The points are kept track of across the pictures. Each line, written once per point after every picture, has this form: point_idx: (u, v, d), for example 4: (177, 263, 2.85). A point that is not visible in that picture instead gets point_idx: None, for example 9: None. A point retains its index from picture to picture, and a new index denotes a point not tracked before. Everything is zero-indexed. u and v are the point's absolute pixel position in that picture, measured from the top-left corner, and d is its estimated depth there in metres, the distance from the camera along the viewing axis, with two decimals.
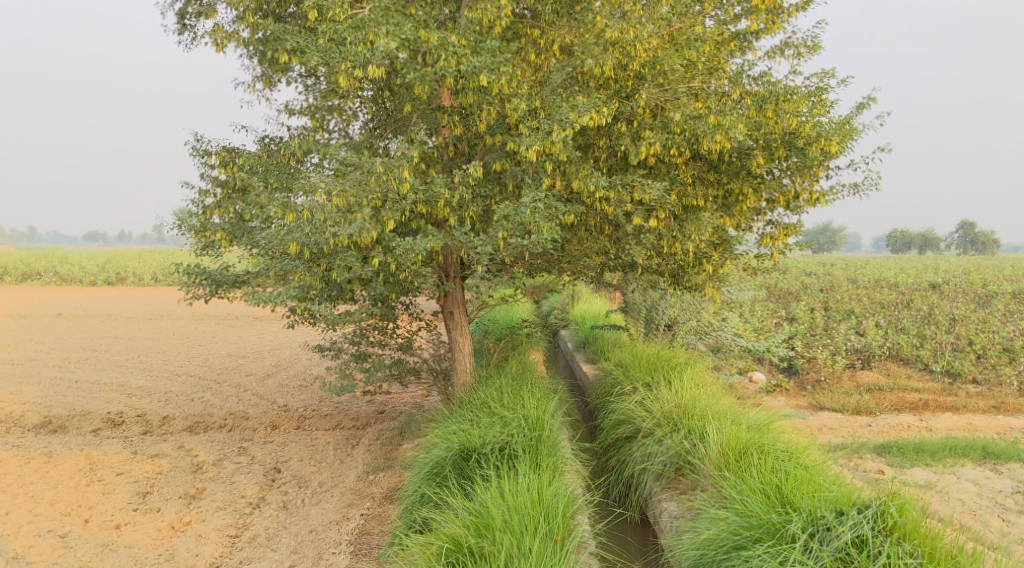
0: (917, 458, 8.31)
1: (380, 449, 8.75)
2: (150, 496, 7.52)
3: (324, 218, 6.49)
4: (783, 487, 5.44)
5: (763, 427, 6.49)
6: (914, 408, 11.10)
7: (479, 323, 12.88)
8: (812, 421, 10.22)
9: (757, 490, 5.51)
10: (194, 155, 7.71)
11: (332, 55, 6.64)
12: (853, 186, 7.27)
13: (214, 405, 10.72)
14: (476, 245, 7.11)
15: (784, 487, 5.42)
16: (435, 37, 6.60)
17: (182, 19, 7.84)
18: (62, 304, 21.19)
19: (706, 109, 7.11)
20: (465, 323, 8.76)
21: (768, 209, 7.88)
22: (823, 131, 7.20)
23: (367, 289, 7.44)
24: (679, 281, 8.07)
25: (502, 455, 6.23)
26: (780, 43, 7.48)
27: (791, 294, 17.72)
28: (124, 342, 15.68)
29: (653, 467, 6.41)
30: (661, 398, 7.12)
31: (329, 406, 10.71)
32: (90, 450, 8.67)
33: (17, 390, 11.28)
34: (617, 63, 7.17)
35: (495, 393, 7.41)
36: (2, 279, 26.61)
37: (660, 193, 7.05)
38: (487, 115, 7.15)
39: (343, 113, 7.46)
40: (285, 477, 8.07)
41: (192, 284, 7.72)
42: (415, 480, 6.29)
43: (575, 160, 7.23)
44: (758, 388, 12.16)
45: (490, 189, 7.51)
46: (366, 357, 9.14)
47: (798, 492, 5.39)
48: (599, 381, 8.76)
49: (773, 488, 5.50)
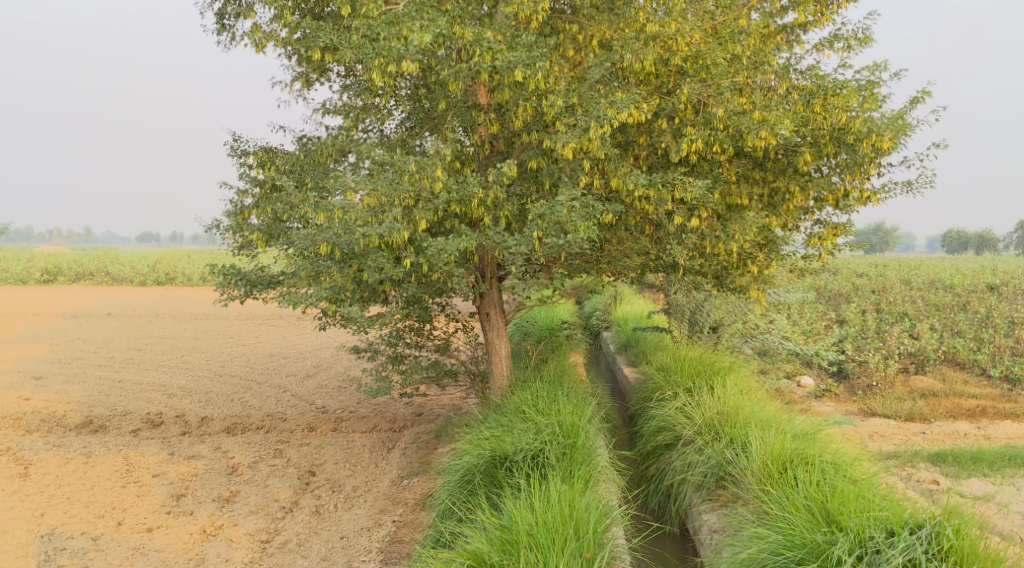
0: (974, 469, 7.88)
1: (416, 452, 8.63)
2: (183, 498, 7.53)
3: (355, 218, 6.38)
4: (829, 504, 5.14)
5: (810, 437, 6.18)
6: (971, 415, 10.58)
7: (519, 324, 12.68)
8: (863, 427, 9.79)
9: (801, 506, 5.22)
10: (232, 155, 7.69)
11: (365, 52, 6.52)
12: (907, 183, 7.00)
13: (253, 406, 10.75)
14: (510, 245, 6.94)
15: (830, 504, 5.13)
16: (470, 33, 6.46)
17: (222, 19, 7.83)
18: (112, 304, 21.67)
19: (750, 105, 6.83)
20: (503, 324, 8.58)
21: (816, 208, 7.56)
22: (874, 127, 6.79)
23: (400, 290, 7.32)
24: (722, 283, 7.78)
25: (534, 463, 6.05)
26: (829, 35, 7.14)
27: (842, 296, 17.15)
28: (169, 342, 15.90)
29: (693, 477, 6.16)
30: (702, 405, 6.85)
31: (366, 408, 10.64)
32: (128, 451, 8.75)
33: (63, 390, 11.49)
34: (658, 58, 6.96)
35: (530, 398, 7.22)
36: (56, 279, 27.36)
37: (702, 192, 6.78)
38: (523, 111, 6.98)
39: (377, 112, 7.35)
40: (319, 480, 8.01)
41: (227, 284, 7.69)
42: (445, 488, 6.15)
43: (614, 158, 7.00)
44: (806, 393, 11.76)
45: (526, 189, 7.33)
46: (403, 358, 9.00)
47: (846, 509, 5.10)
48: (639, 386, 8.50)
49: (818, 505, 5.20)
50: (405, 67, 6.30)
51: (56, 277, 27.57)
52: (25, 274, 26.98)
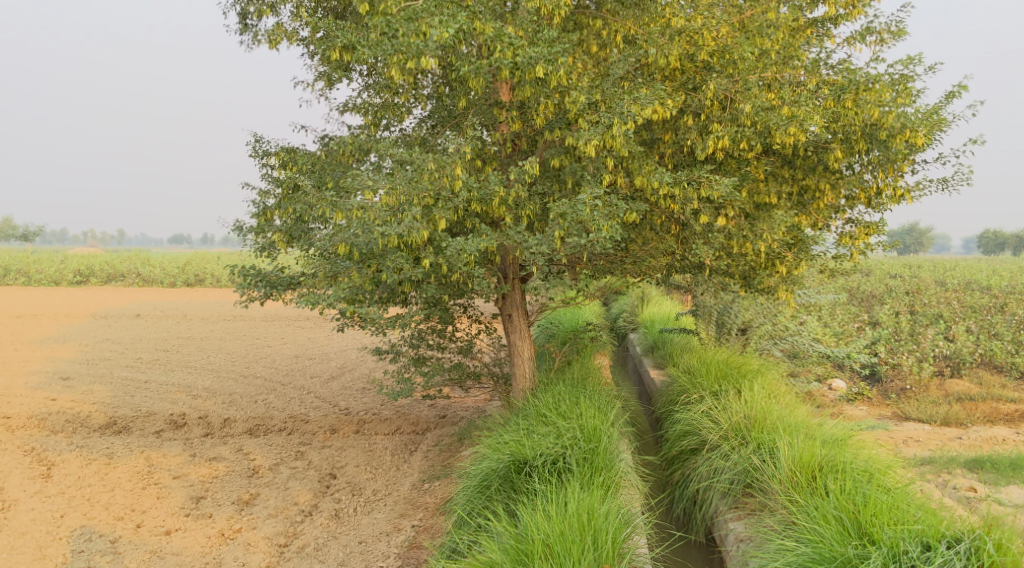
0: (1014, 476, 7.59)
1: (437, 456, 8.54)
2: (203, 501, 7.56)
3: (374, 218, 6.30)
4: (861, 514, 4.94)
5: (841, 443, 5.96)
6: (1010, 420, 10.23)
7: (544, 325, 12.53)
8: (897, 432, 9.51)
9: (832, 517, 5.02)
10: (253, 156, 7.67)
11: (383, 48, 6.43)
12: (942, 181, 6.78)
13: (276, 407, 10.76)
14: (531, 245, 6.81)
15: (862, 515, 4.93)
16: (491, 28, 6.36)
17: (244, 20, 7.83)
18: (143, 305, 21.96)
19: (779, 100, 6.64)
20: (525, 326, 8.44)
21: (847, 207, 7.35)
22: (909, 122, 6.54)
23: (420, 291, 7.24)
24: (750, 283, 7.57)
25: (554, 469, 5.91)
26: (861, 28, 6.91)
27: (874, 297, 16.77)
28: (196, 342, 16.03)
29: (719, 484, 5.97)
30: (729, 409, 6.66)
31: (389, 410, 10.57)
32: (150, 452, 8.81)
33: (89, 390, 11.61)
34: (683, 53, 6.79)
35: (552, 401, 7.07)
36: (89, 280, 27.81)
37: (728, 190, 6.61)
38: (545, 108, 6.87)
39: (396, 111, 7.25)
40: (339, 483, 7.97)
41: (246, 286, 7.67)
42: (463, 493, 6.04)
43: (638, 155, 6.85)
44: (838, 396, 11.48)
45: (548, 187, 7.20)
46: (425, 359, 8.90)
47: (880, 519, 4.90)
48: (665, 388, 8.32)
49: (850, 515, 5.00)
50: (424, 64, 6.21)
51: (89, 279, 27.96)
52: (59, 275, 27.45)
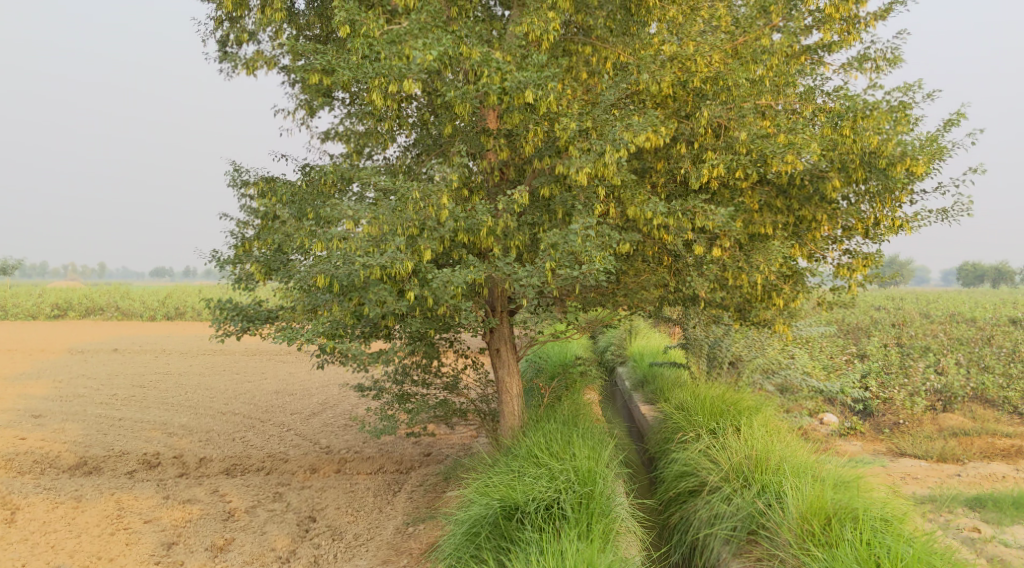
0: (1017, 515, 7.31)
1: (422, 497, 8.17)
2: (174, 547, 7.19)
3: (356, 249, 6.05)
4: None
5: (852, 487, 5.70)
6: (1007, 455, 9.99)
7: (532, 361, 12.21)
8: (893, 468, 9.24)
9: None
10: (231, 185, 7.40)
11: (364, 72, 6.23)
12: (941, 211, 6.60)
13: (254, 445, 10.34)
14: (521, 277, 6.54)
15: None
16: (477, 53, 6.17)
17: (224, 48, 7.62)
18: (121, 339, 21.43)
19: (775, 128, 6.49)
20: (514, 361, 8.11)
21: (844, 238, 7.13)
22: (908, 150, 6.36)
23: (403, 325, 6.95)
24: (745, 316, 7.32)
25: (548, 515, 5.58)
26: (856, 55, 6.78)
27: (861, 329, 16.60)
28: (174, 378, 15.52)
29: (721, 530, 5.65)
30: (729, 448, 6.38)
31: (372, 448, 10.18)
32: (120, 494, 8.39)
33: (60, 428, 11.14)
34: (675, 80, 6.63)
35: (543, 439, 6.73)
36: (66, 314, 27.24)
37: (724, 220, 6.42)
38: (534, 135, 6.64)
39: (379, 137, 7.03)
40: (319, 527, 7.60)
41: (222, 320, 7.35)
42: (450, 541, 5.67)
43: (630, 185, 6.63)
44: (830, 431, 11.22)
45: (538, 217, 6.94)
46: (409, 396, 8.55)
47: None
48: (659, 426, 8.00)
49: None
50: (408, 88, 6.05)
51: (67, 312, 27.41)
52: (36, 308, 26.87)
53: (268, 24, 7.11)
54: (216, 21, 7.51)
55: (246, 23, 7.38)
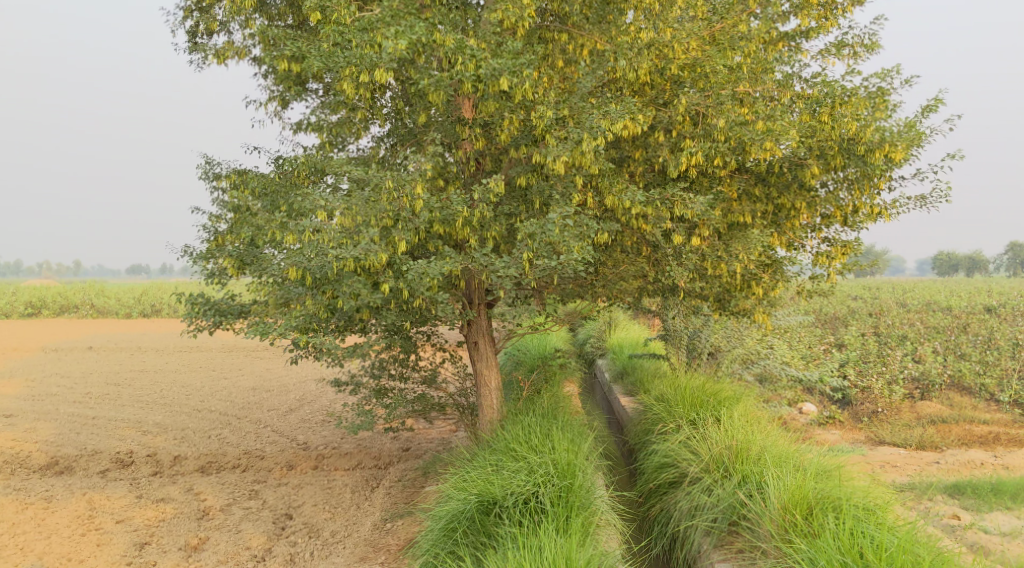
0: (995, 501, 7.32)
1: (401, 492, 8.06)
2: (147, 547, 7.02)
3: (329, 240, 5.91)
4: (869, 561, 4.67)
5: (833, 476, 5.67)
6: (984, 442, 10.03)
7: (511, 353, 12.13)
8: (872, 456, 9.24)
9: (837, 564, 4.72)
10: (203, 178, 7.22)
11: (335, 60, 6.09)
12: (920, 198, 6.58)
13: (230, 443, 10.16)
14: (498, 268, 6.43)
15: (873, 562, 4.66)
16: (451, 40, 6.03)
17: (194, 38, 7.43)
18: (96, 337, 21.05)
19: (753, 114, 6.41)
20: (492, 354, 8.01)
21: (823, 226, 7.09)
22: (886, 137, 6.31)
23: (379, 318, 6.82)
24: (724, 306, 7.26)
25: (527, 510, 5.49)
26: (834, 42, 6.74)
27: (839, 319, 16.68)
28: (149, 376, 15.24)
29: (702, 522, 5.60)
30: (709, 438, 6.32)
31: (350, 443, 10.04)
32: (92, 494, 8.20)
33: (31, 428, 10.89)
34: (653, 67, 6.53)
35: (522, 433, 6.64)
36: (40, 312, 26.77)
37: (703, 209, 6.35)
38: (510, 124, 6.54)
39: (353, 128, 6.88)
40: (295, 525, 7.47)
41: (194, 315, 7.18)
42: (428, 537, 5.57)
43: (608, 173, 6.54)
44: (809, 421, 11.23)
45: (515, 207, 6.83)
46: (387, 391, 8.43)
47: (889, 567, 4.64)
48: (638, 417, 7.94)
49: (856, 561, 4.71)
50: (379, 76, 5.93)
51: (41, 311, 26.91)
52: (9, 306, 26.34)
53: (238, 13, 6.93)
54: (185, 11, 7.32)
55: (215, 12, 7.20)
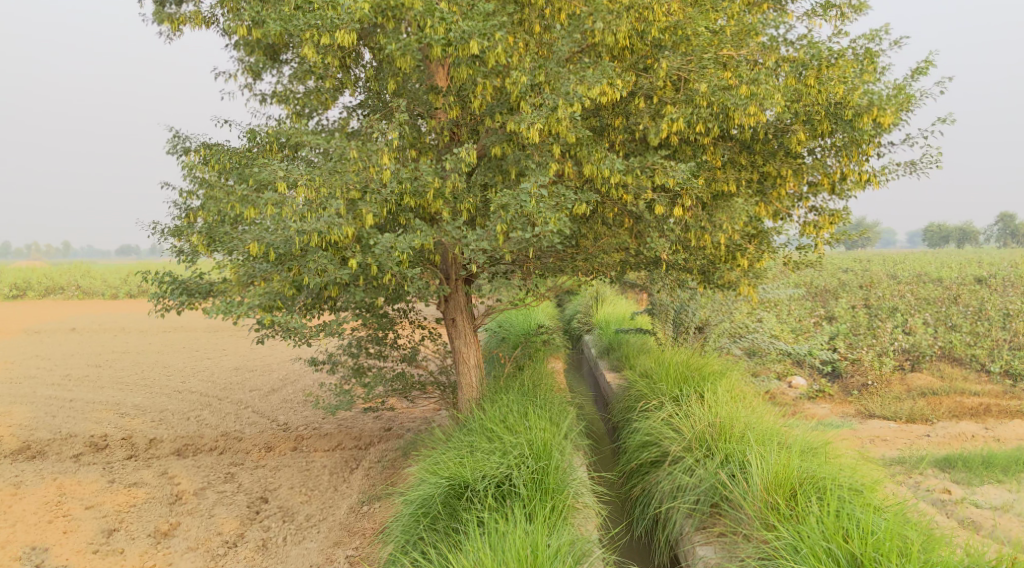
0: (986, 475, 7.16)
1: (380, 474, 7.86)
2: (115, 534, 6.81)
3: (291, 214, 5.61)
4: (853, 548, 4.48)
5: (819, 454, 5.49)
6: (975, 414, 9.87)
7: (495, 330, 11.88)
8: (862, 430, 9.09)
9: (822, 552, 4.53)
10: (171, 152, 6.87)
11: (294, 23, 5.78)
12: (910, 164, 6.33)
13: (208, 425, 9.93)
14: (471, 241, 6.17)
15: (858, 547, 4.48)
16: (419, 2, 5.69)
17: (162, 6, 7.05)
18: (81, 318, 20.70)
19: (737, 79, 6.10)
20: (471, 331, 7.76)
21: (810, 194, 6.84)
22: (875, 100, 6.06)
23: (349, 295, 6.54)
24: (709, 278, 7.02)
25: (498, 493, 5.30)
26: (820, 3, 6.45)
27: (829, 291, 16.49)
28: (131, 357, 14.94)
29: (684, 504, 5.41)
30: (692, 416, 6.12)
31: (331, 424, 9.82)
32: (63, 479, 7.95)
33: (6, 412, 10.63)
34: (633, 30, 6.20)
35: (499, 412, 6.42)
36: (25, 293, 26.31)
37: (685, 177, 6.08)
38: (483, 91, 6.23)
39: (321, 97, 6.56)
40: (270, 509, 7.26)
41: (161, 295, 6.86)
42: (399, 522, 5.36)
43: (586, 142, 6.26)
44: (799, 395, 11.07)
45: (490, 178, 6.56)
46: (365, 370, 8.17)
47: (876, 552, 4.45)
48: (621, 394, 7.74)
49: (841, 548, 4.53)
50: (341, 40, 5.62)
51: (26, 292, 26.32)
52: None
53: None
54: None
55: None
